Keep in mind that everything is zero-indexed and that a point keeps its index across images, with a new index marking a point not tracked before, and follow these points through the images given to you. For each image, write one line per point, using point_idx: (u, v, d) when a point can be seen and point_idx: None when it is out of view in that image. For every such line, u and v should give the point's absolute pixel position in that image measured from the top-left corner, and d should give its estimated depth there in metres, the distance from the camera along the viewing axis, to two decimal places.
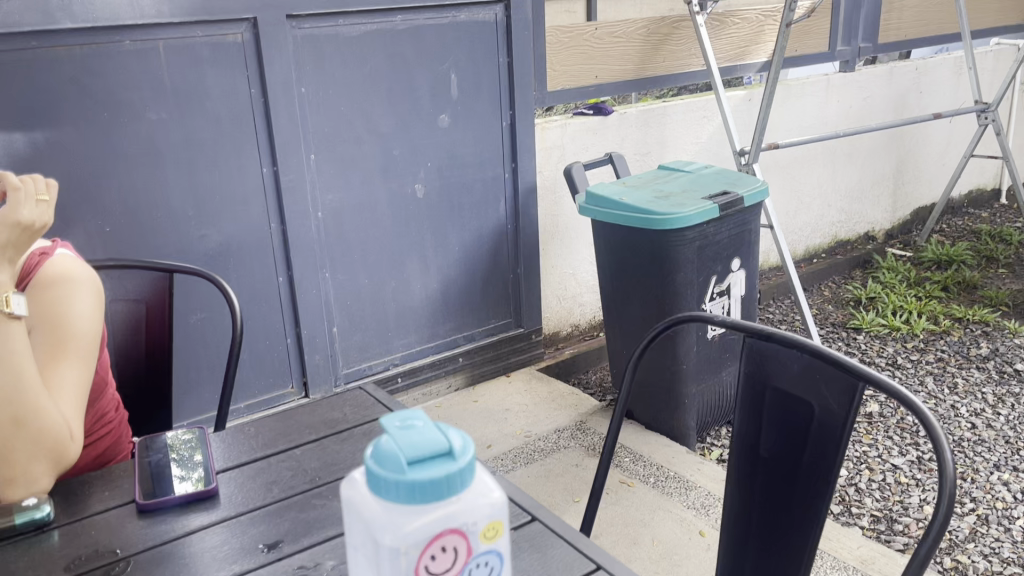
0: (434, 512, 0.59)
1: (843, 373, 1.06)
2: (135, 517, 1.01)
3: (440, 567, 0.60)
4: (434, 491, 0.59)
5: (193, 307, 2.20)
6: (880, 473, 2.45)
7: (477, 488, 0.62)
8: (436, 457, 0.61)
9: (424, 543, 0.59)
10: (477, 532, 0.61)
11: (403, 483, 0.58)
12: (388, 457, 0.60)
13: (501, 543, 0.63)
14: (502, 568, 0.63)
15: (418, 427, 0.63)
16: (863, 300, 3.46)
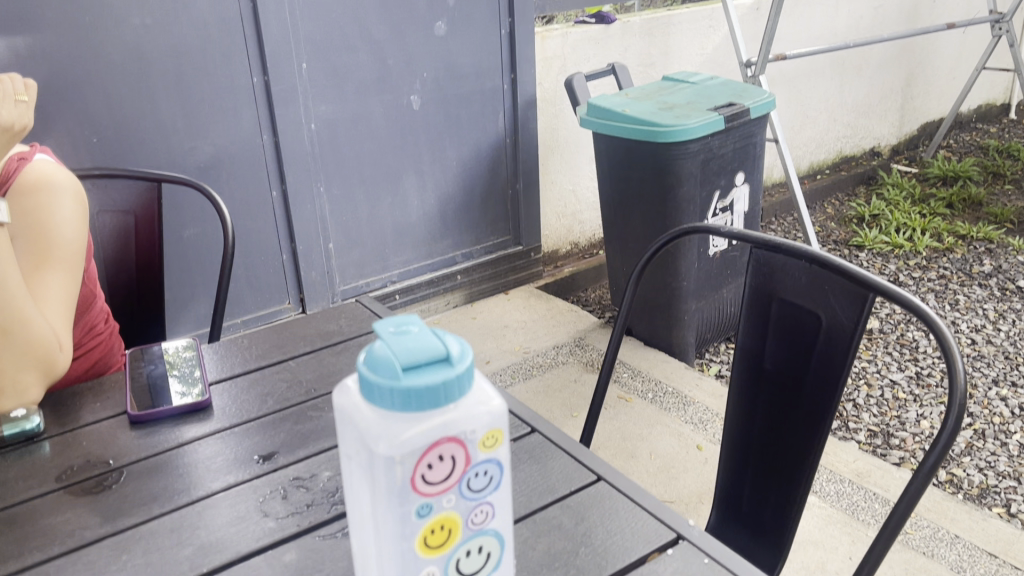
0: (429, 419, 0.56)
1: (852, 284, 1.03)
2: (128, 428, 1.00)
3: (438, 476, 0.57)
4: (431, 397, 0.56)
5: (185, 221, 2.16)
6: (878, 389, 2.46)
7: (475, 396, 0.59)
8: (433, 363, 0.58)
9: (420, 451, 0.56)
10: (476, 440, 0.58)
11: (399, 389, 0.55)
12: (382, 363, 0.57)
13: (502, 453, 0.60)
14: (502, 479, 0.60)
15: (413, 333, 0.60)
16: (866, 217, 3.41)
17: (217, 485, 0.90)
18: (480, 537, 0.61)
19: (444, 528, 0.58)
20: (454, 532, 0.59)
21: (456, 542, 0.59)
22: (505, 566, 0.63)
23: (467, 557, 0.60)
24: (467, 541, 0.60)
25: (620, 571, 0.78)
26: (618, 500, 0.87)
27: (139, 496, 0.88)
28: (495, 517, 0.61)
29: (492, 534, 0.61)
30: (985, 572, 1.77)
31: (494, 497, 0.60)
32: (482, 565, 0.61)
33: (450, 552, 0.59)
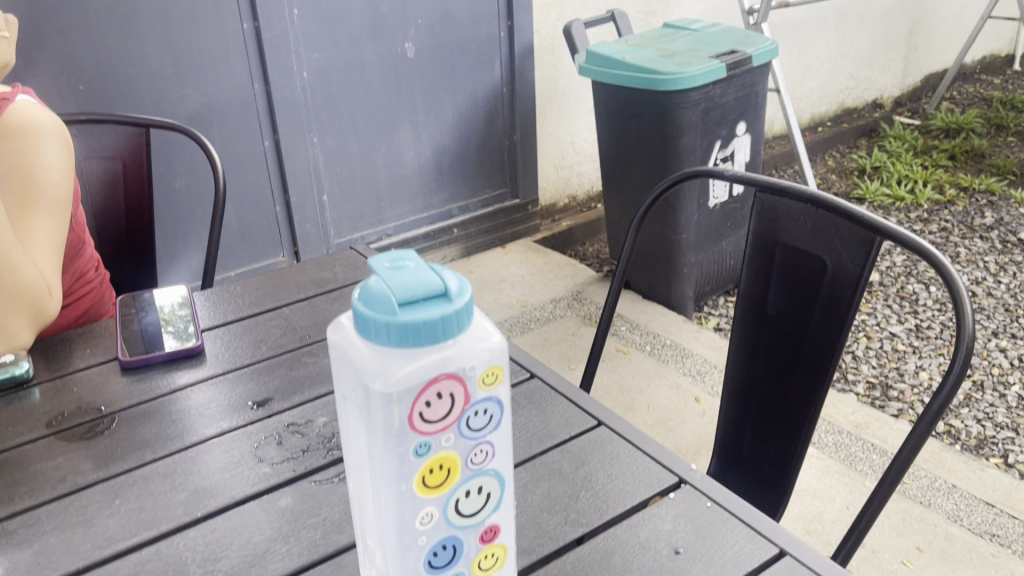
0: (427, 355, 0.54)
1: (858, 227, 1.00)
2: (119, 374, 0.98)
3: (436, 415, 0.55)
4: (428, 334, 0.53)
5: (176, 172, 2.12)
6: (877, 341, 2.45)
7: (474, 333, 0.56)
8: (430, 298, 0.55)
9: (418, 388, 0.54)
10: (475, 378, 0.56)
11: (396, 325, 0.53)
12: (378, 299, 0.54)
13: (502, 391, 0.58)
14: (502, 418, 0.58)
15: (410, 268, 0.57)
16: (867, 170, 3.37)
17: (212, 430, 0.88)
18: (480, 478, 0.58)
19: (442, 468, 0.56)
20: (453, 471, 0.57)
21: (455, 482, 0.57)
22: (506, 508, 0.61)
23: (467, 498, 0.58)
24: (467, 481, 0.58)
25: (621, 516, 0.77)
26: (619, 445, 0.86)
27: (131, 441, 0.86)
28: (496, 458, 0.59)
29: (492, 475, 0.59)
30: (982, 521, 1.77)
31: (495, 436, 0.58)
32: (483, 506, 0.60)
33: (449, 492, 0.57)
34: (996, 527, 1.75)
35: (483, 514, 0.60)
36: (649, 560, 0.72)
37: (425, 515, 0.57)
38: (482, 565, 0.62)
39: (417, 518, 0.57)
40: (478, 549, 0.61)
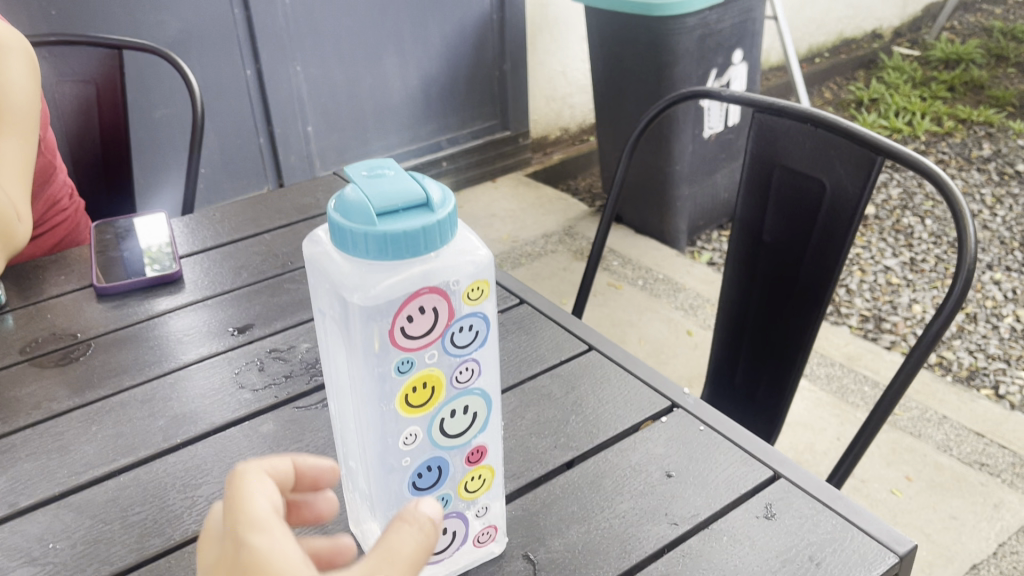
0: (408, 269, 0.50)
1: (859, 147, 0.96)
2: (94, 301, 0.95)
3: (419, 331, 0.51)
4: (409, 246, 0.49)
5: (156, 101, 2.06)
6: (870, 275, 2.43)
7: (459, 247, 0.52)
8: (412, 208, 0.51)
9: (398, 303, 0.50)
10: (460, 293, 0.52)
11: (374, 237, 0.49)
12: (355, 210, 0.50)
13: (488, 307, 0.54)
14: (488, 335, 0.55)
15: (390, 177, 0.53)
16: (864, 101, 3.31)
17: (191, 356, 0.86)
18: (466, 397, 0.56)
19: (426, 387, 0.53)
20: (438, 390, 0.54)
21: (440, 402, 0.55)
22: (493, 429, 0.59)
23: (453, 418, 0.56)
24: (452, 401, 0.55)
25: (612, 440, 0.75)
26: (610, 369, 0.84)
27: (107, 367, 0.84)
28: (482, 376, 0.56)
29: (478, 394, 0.56)
30: (972, 451, 1.78)
31: (482, 354, 0.55)
32: (470, 426, 0.57)
33: (433, 412, 0.54)
34: (985, 456, 1.76)
35: (470, 436, 0.57)
36: (640, 483, 0.70)
37: (409, 435, 0.54)
38: (469, 488, 0.59)
39: (400, 439, 0.54)
40: (465, 472, 0.58)
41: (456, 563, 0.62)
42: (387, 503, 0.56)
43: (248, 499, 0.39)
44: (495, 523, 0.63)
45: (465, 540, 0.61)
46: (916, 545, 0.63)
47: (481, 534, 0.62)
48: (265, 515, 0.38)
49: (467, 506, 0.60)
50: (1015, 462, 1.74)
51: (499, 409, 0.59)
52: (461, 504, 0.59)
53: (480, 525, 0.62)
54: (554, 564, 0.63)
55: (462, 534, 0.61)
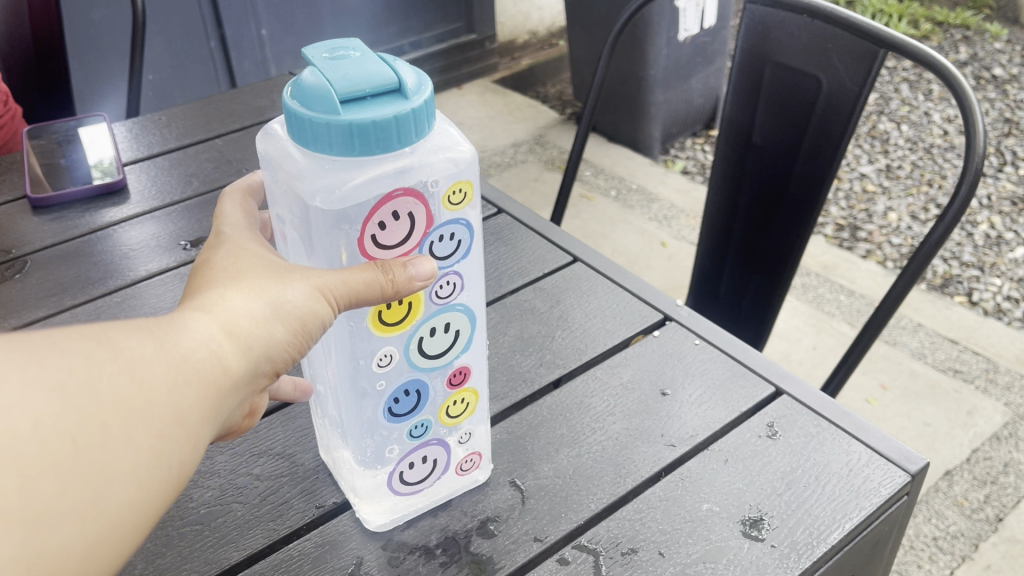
0: (379, 167, 0.43)
1: (857, 37, 0.89)
2: (30, 214, 0.87)
3: (393, 238, 0.45)
4: (378, 140, 0.42)
5: (95, 2, 1.91)
6: (846, 183, 2.39)
7: (438, 142, 0.45)
8: (381, 95, 0.43)
9: (368, 208, 0.43)
10: (440, 196, 0.45)
11: (337, 127, 0.41)
12: (314, 94, 0.42)
13: (472, 213, 0.47)
14: (472, 244, 0.48)
15: (357, 57, 0.45)
16: (840, 4, 3.21)
17: (140, 272, 0.78)
18: (447, 314, 0.49)
19: (403, 303, 0.47)
20: (415, 306, 0.47)
21: (418, 319, 0.48)
22: (476, 348, 0.52)
23: (432, 337, 0.49)
24: (432, 318, 0.48)
25: (602, 356, 0.70)
26: (598, 282, 0.78)
27: (47, 286, 0.77)
28: (465, 291, 0.49)
29: (460, 312, 0.50)
30: (946, 358, 1.77)
31: (463, 267, 0.48)
32: (452, 345, 0.51)
33: (410, 330, 0.48)
34: (959, 363, 1.76)
35: (453, 356, 0.51)
36: (633, 401, 0.65)
37: (384, 356, 0.48)
38: (450, 412, 0.54)
39: (373, 361, 0.48)
40: (446, 395, 0.53)
41: (439, 488, 0.57)
42: (358, 430, 0.51)
43: (223, 216, 0.49)
44: (479, 450, 0.58)
45: (446, 469, 0.56)
46: (928, 463, 0.59)
47: (464, 460, 0.57)
48: (240, 225, 0.48)
49: (448, 432, 0.55)
50: (989, 368, 1.74)
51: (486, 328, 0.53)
52: (442, 429, 0.54)
53: (463, 451, 0.57)
54: (543, 491, 0.58)
55: (443, 462, 0.56)
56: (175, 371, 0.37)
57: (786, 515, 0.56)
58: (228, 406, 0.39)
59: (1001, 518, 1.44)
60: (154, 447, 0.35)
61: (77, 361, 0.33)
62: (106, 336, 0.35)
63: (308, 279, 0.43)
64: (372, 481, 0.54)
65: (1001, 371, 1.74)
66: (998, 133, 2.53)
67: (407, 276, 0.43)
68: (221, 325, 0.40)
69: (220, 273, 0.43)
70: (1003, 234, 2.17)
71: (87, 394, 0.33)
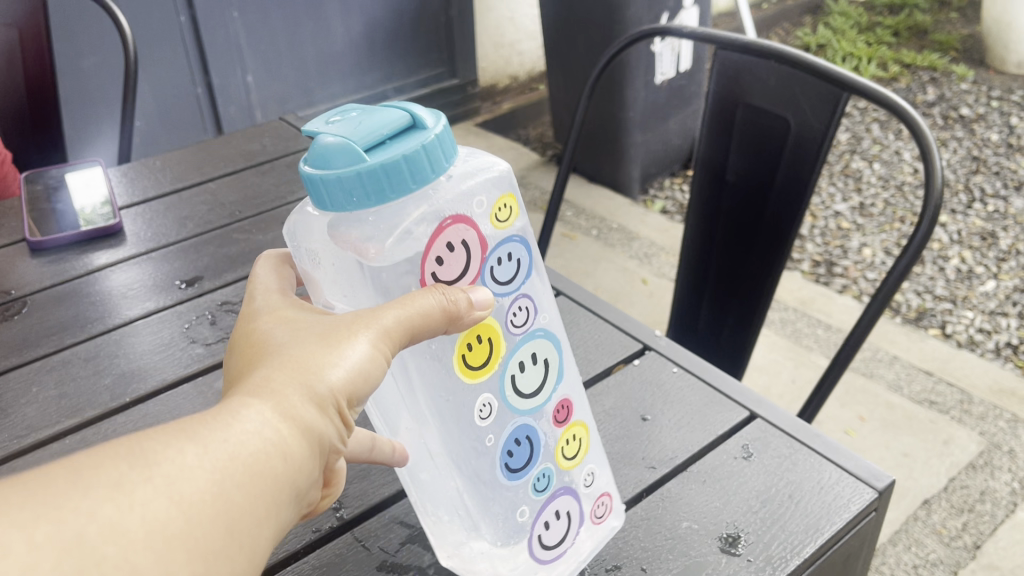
0: (421, 204, 0.44)
1: (823, 81, 0.93)
2: (28, 257, 0.89)
3: (454, 268, 0.46)
4: (412, 173, 0.43)
5: (84, 51, 1.95)
6: (821, 220, 2.45)
7: (472, 164, 0.46)
8: (398, 134, 0.44)
9: (425, 242, 0.44)
10: (487, 216, 0.46)
11: (372, 173, 0.42)
12: (336, 151, 0.42)
13: (522, 227, 0.48)
14: (530, 256, 0.49)
15: (358, 112, 0.45)
16: (812, 47, 3.32)
17: (136, 312, 0.81)
18: (531, 342, 0.50)
19: (483, 340, 0.47)
20: (495, 343, 0.48)
21: (503, 356, 0.48)
22: (569, 376, 0.53)
23: (524, 371, 0.50)
24: (518, 351, 0.49)
25: (586, 385, 0.74)
26: (580, 314, 0.82)
27: (46, 326, 0.79)
28: (539, 315, 0.50)
29: (541, 338, 0.50)
30: (921, 390, 1.81)
31: (529, 288, 0.50)
32: (545, 377, 0.51)
33: (499, 369, 0.48)
34: (934, 395, 1.80)
35: (550, 391, 0.52)
36: (615, 427, 0.68)
37: (483, 406, 0.48)
38: (568, 454, 0.54)
39: (474, 413, 0.48)
40: (559, 436, 0.53)
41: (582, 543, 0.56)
42: (480, 498, 0.50)
43: (252, 295, 0.49)
44: (609, 490, 0.58)
45: (582, 522, 0.55)
46: (894, 480, 0.62)
47: (596, 508, 0.56)
48: (274, 297, 0.48)
49: (571, 477, 0.54)
50: (963, 400, 1.78)
51: (570, 355, 0.54)
52: (564, 475, 0.54)
53: (592, 499, 0.56)
54: None
55: (576, 514, 0.55)
56: (221, 475, 0.34)
57: (761, 530, 0.59)
58: (293, 493, 0.37)
59: (979, 545, 1.47)
60: (205, 567, 0.33)
61: (104, 497, 0.31)
62: (137, 455, 0.33)
63: (359, 332, 0.42)
64: (516, 560, 0.52)
65: (975, 402, 1.78)
66: (967, 171, 2.60)
67: (466, 302, 0.44)
68: (273, 404, 0.38)
69: (267, 349, 0.42)
70: (974, 268, 2.23)
71: (113, 538, 0.30)
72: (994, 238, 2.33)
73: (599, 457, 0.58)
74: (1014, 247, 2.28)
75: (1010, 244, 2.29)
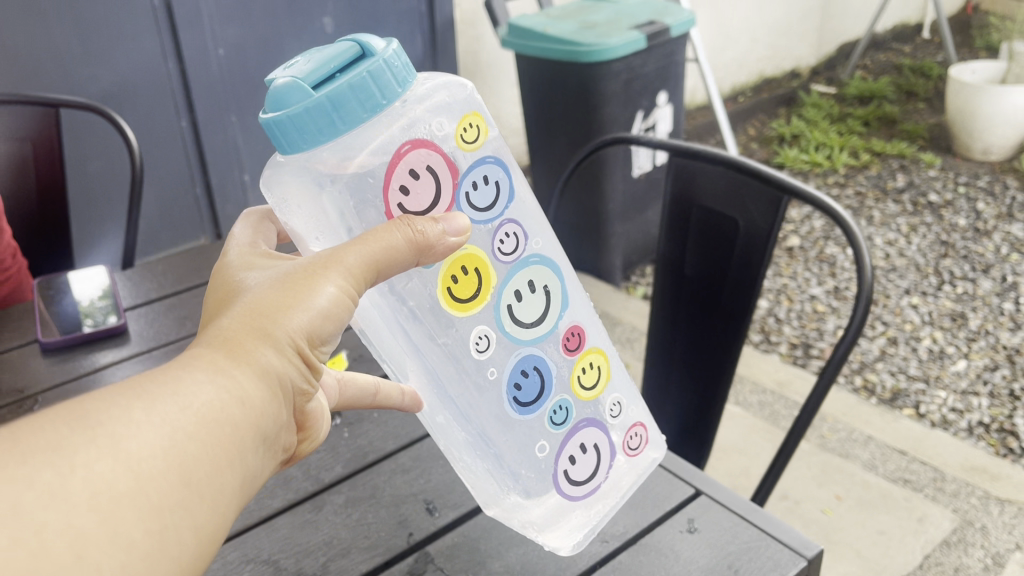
0: (379, 132, 0.51)
1: (766, 186, 1.03)
2: (39, 356, 0.97)
3: (422, 187, 0.53)
4: (362, 102, 0.48)
5: (90, 155, 2.06)
6: (797, 303, 2.54)
7: (431, 87, 0.53)
8: (345, 66, 0.49)
9: (387, 165, 0.52)
10: (450, 138, 0.54)
11: (321, 107, 0.47)
12: (287, 91, 0.47)
13: (488, 143, 0.56)
14: (508, 178, 0.57)
15: (311, 51, 0.51)
16: (786, 138, 3.49)
17: None
18: (526, 269, 0.59)
19: (473, 271, 0.57)
20: (484, 272, 0.57)
21: (495, 286, 0.58)
22: (572, 308, 0.62)
23: (523, 299, 0.59)
24: (512, 277, 0.58)
25: None
26: None
27: None
28: (530, 242, 0.59)
29: (537, 263, 0.60)
30: (896, 468, 1.87)
31: (513, 214, 0.58)
32: (547, 304, 0.60)
33: (491, 300, 0.58)
34: (908, 473, 1.85)
35: (554, 320, 0.61)
36: None
37: (480, 338, 0.58)
38: (586, 383, 0.63)
39: (472, 346, 0.57)
40: (571, 366, 0.62)
41: (621, 476, 0.67)
42: (504, 432, 0.60)
43: (225, 253, 0.56)
44: (643, 422, 0.67)
45: (615, 451, 0.65)
46: (822, 548, 0.69)
47: (629, 439, 0.66)
48: (246, 254, 0.54)
49: (591, 409, 0.64)
50: (936, 477, 1.84)
51: (574, 285, 0.63)
52: (583, 406, 0.63)
53: (623, 432, 0.66)
54: None
55: (606, 445, 0.65)
56: (168, 427, 0.38)
57: None
58: (249, 438, 0.42)
59: None
60: (160, 520, 0.37)
61: (43, 466, 0.34)
62: (82, 417, 0.36)
63: (326, 274, 0.48)
64: (547, 496, 0.62)
65: (948, 479, 1.83)
66: (936, 254, 2.71)
67: (439, 232, 0.51)
68: (228, 354, 0.44)
69: (235, 298, 0.48)
70: (945, 347, 2.30)
71: (52, 505, 0.33)
72: (964, 318, 2.41)
73: (627, 390, 0.67)
74: (983, 327, 2.37)
75: (979, 325, 2.38)
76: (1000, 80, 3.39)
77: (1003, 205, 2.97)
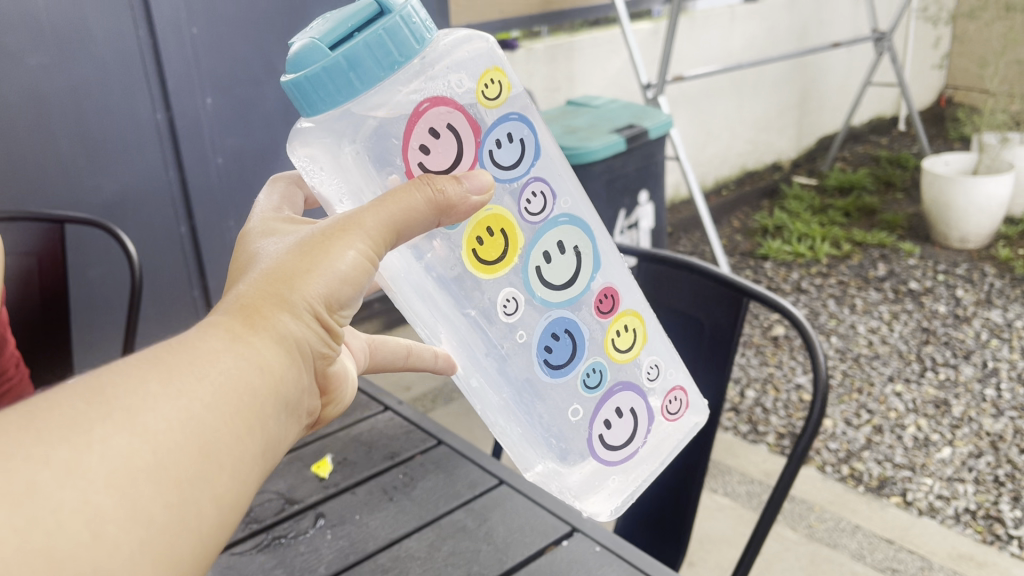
0: (398, 90, 0.55)
1: (727, 287, 1.10)
2: None
3: (445, 143, 0.58)
4: (376, 60, 0.52)
5: (91, 261, 2.14)
6: (783, 393, 2.58)
7: (454, 39, 0.57)
8: (361, 24, 0.53)
9: (406, 122, 0.57)
10: (472, 93, 0.58)
11: (338, 66, 0.52)
12: (307, 53, 0.52)
13: (512, 98, 0.60)
14: (533, 129, 0.61)
15: (332, 12, 0.54)
16: (769, 229, 3.59)
17: None
18: (555, 228, 0.64)
19: (500, 232, 0.62)
20: (511, 232, 0.63)
21: (522, 246, 0.63)
22: (604, 272, 0.67)
23: (552, 261, 0.64)
24: (541, 238, 0.64)
25: (519, 565, 0.85)
26: (518, 500, 0.95)
27: None
28: (559, 201, 0.63)
29: (566, 224, 0.64)
30: (883, 557, 1.88)
31: (540, 171, 0.63)
32: (579, 264, 0.65)
33: (517, 261, 0.64)
34: (896, 563, 1.86)
35: (587, 282, 0.66)
36: None
37: (507, 301, 0.65)
38: (621, 345, 0.69)
39: (500, 308, 0.65)
40: (606, 327, 0.68)
41: (664, 440, 0.73)
42: (537, 394, 0.68)
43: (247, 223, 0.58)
44: (681, 386, 0.74)
45: (653, 414, 0.72)
46: None
47: (668, 403, 0.73)
48: (264, 224, 0.57)
49: (628, 370, 0.70)
50: (924, 566, 1.85)
51: (607, 245, 0.67)
52: (619, 368, 0.70)
53: (658, 396, 0.72)
54: None
55: (642, 408, 0.71)
56: (184, 399, 0.39)
57: None
58: (268, 405, 0.44)
59: None
60: (179, 492, 0.38)
61: (58, 444, 0.35)
62: (98, 391, 0.37)
63: (346, 240, 0.51)
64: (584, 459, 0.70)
65: (936, 568, 1.84)
66: (918, 342, 2.77)
67: (462, 191, 0.55)
68: (249, 321, 0.46)
69: (254, 267, 0.50)
70: (930, 435, 2.33)
71: (66, 484, 0.34)
72: (947, 405, 2.45)
73: (664, 351, 0.72)
74: (966, 414, 2.40)
75: (962, 411, 2.42)
76: (973, 171, 3.51)
77: (982, 292, 3.04)
